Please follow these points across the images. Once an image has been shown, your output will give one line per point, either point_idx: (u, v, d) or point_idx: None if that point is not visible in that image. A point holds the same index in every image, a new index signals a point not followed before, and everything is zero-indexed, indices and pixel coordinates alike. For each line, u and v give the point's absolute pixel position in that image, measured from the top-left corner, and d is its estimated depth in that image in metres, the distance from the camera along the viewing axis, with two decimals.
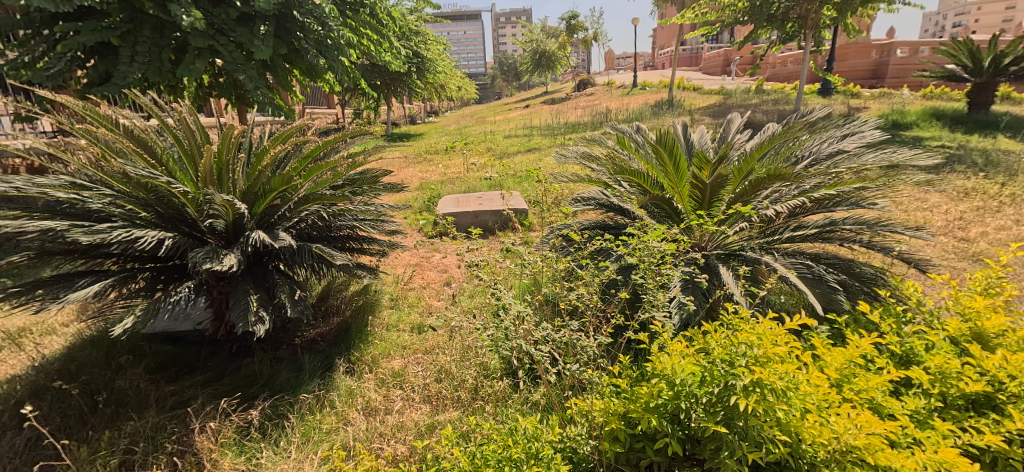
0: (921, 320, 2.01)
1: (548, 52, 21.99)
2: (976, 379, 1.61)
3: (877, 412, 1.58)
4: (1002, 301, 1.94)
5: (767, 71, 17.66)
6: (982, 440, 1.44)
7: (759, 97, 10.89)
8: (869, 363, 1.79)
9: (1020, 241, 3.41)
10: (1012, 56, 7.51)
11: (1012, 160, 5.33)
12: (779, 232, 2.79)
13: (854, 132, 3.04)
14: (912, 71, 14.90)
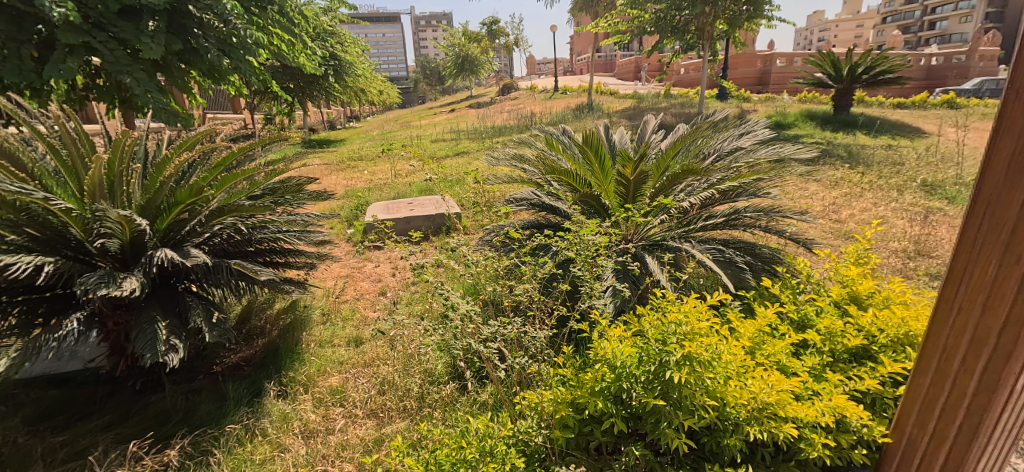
0: (809, 289, 2.23)
1: (470, 56, 22.04)
2: (855, 335, 1.82)
3: (783, 372, 1.72)
4: (870, 268, 2.20)
5: (673, 77, 18.86)
6: (863, 384, 1.63)
7: (668, 100, 11.61)
8: (774, 331, 1.94)
9: (880, 220, 3.89)
10: (864, 66, 8.59)
11: (870, 153, 6.09)
12: (694, 221, 2.97)
13: (749, 131, 3.32)
14: (790, 79, 16.59)
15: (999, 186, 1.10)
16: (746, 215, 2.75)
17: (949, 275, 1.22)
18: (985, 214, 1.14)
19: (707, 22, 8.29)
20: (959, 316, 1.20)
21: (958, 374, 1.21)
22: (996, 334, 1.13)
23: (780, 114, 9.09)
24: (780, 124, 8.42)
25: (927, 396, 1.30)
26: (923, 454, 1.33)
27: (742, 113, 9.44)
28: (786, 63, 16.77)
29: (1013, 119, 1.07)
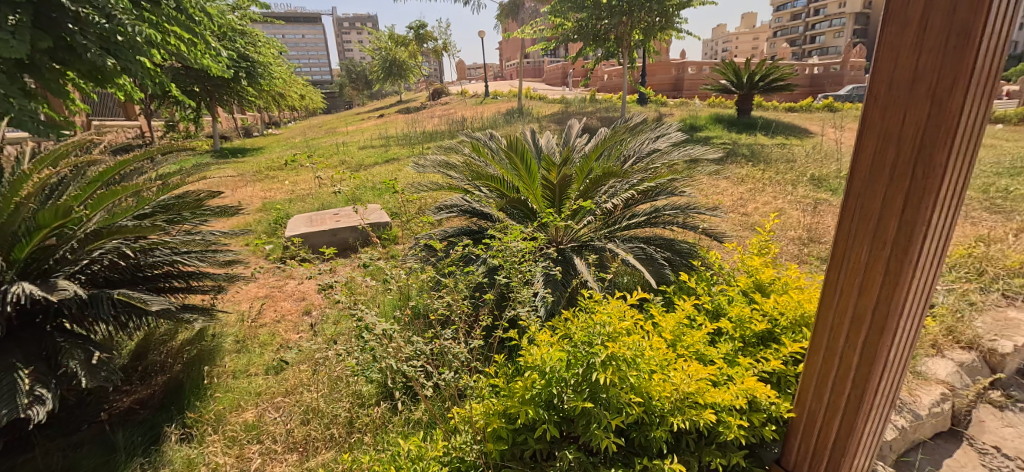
0: (721, 279, 2.39)
1: (399, 60, 21.32)
2: (761, 319, 1.97)
3: (702, 361, 1.83)
4: (771, 258, 2.41)
5: (596, 82, 19.61)
6: (770, 365, 1.77)
7: (593, 105, 12.05)
8: (693, 322, 2.06)
9: (779, 213, 4.26)
10: (760, 74, 9.42)
11: (769, 152, 6.67)
12: (617, 222, 3.09)
13: (663, 134, 3.50)
14: (700, 85, 17.82)
15: (865, 182, 1.24)
16: (664, 214, 2.90)
17: (830, 264, 1.36)
18: (856, 205, 1.27)
19: (626, 33, 8.74)
20: (842, 298, 1.33)
21: (846, 350, 1.35)
22: (873, 312, 1.26)
23: (692, 118, 9.73)
24: (692, 127, 9.01)
25: (821, 372, 1.43)
26: (821, 426, 1.46)
27: (659, 117, 10.01)
28: (697, 71, 18.01)
29: (875, 120, 1.20)
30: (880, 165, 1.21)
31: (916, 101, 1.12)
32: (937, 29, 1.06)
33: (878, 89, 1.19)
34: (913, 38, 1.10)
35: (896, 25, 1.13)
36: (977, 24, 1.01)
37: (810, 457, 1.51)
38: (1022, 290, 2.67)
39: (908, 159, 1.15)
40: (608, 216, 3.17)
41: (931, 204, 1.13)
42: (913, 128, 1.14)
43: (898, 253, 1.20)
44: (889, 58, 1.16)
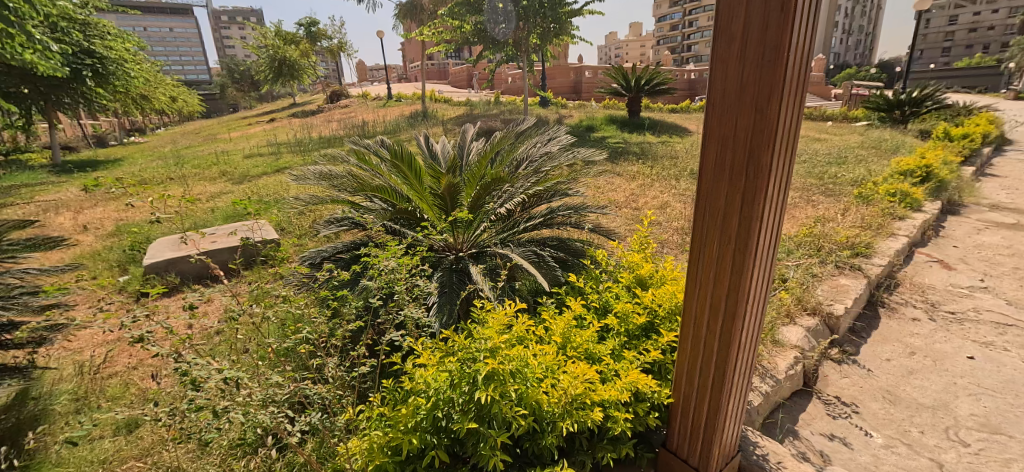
0: (608, 276, 2.56)
1: (288, 59, 19.15)
2: (641, 313, 2.14)
3: (592, 359, 1.95)
4: (651, 252, 2.62)
5: (500, 85, 19.96)
6: (650, 356, 1.93)
7: (496, 108, 12.22)
8: (583, 321, 2.19)
9: (663, 206, 4.64)
10: (646, 78, 10.21)
11: (657, 150, 7.25)
12: (514, 225, 3.14)
13: (553, 138, 3.61)
14: (596, 88, 18.86)
15: (713, 181, 1.50)
16: (559, 214, 3.02)
17: (694, 254, 1.60)
18: (709, 192, 1.52)
19: (524, 37, 9.12)
20: (704, 271, 1.58)
21: (711, 316, 1.59)
22: (728, 281, 1.51)
23: (591, 119, 10.33)
24: (589, 128, 9.50)
25: (693, 340, 1.66)
26: (696, 391, 1.68)
27: (559, 119, 10.44)
28: (593, 74, 19.04)
29: (715, 121, 1.46)
30: (723, 157, 1.46)
31: (744, 105, 1.38)
32: (755, 56, 1.33)
33: (716, 95, 1.44)
34: (738, 52, 1.37)
35: (724, 41, 1.38)
36: (782, 41, 1.28)
37: (688, 427, 1.72)
38: (848, 260, 3.17)
39: (742, 152, 1.41)
40: (504, 219, 3.22)
41: (762, 190, 1.40)
42: (744, 126, 1.40)
43: (741, 241, 1.46)
44: (722, 69, 1.41)
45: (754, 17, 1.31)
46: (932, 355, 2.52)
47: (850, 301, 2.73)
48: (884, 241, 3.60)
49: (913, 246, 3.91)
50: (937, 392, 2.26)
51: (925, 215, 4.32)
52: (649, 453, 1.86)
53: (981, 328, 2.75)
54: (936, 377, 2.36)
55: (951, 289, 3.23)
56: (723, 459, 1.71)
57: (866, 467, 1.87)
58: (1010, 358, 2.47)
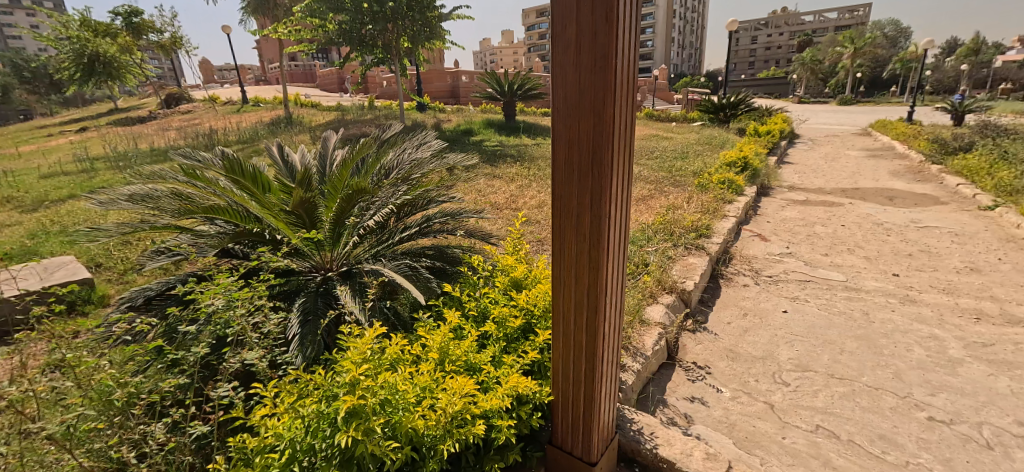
0: (485, 281, 2.64)
1: (109, 57, 16.21)
2: (514, 318, 2.28)
3: (472, 369, 2.02)
4: (524, 254, 2.77)
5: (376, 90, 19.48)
6: (528, 359, 2.08)
7: (371, 113, 11.82)
8: (460, 332, 2.26)
9: (539, 203, 4.88)
10: (518, 84, 10.60)
11: (531, 151, 7.61)
12: (390, 235, 3.06)
13: (423, 142, 3.46)
14: (473, 92, 19.14)
15: (565, 184, 1.69)
16: (434, 222, 3.01)
17: (557, 254, 1.78)
18: (563, 188, 1.70)
19: (393, 40, 9.06)
20: (567, 259, 1.76)
21: (577, 300, 1.77)
22: (587, 267, 1.70)
23: (468, 122, 10.54)
24: (465, 131, 9.64)
25: (564, 324, 1.83)
26: (573, 371, 1.85)
27: (436, 123, 10.44)
28: (470, 79, 19.28)
29: (562, 124, 1.64)
30: (571, 155, 1.65)
31: (584, 109, 1.57)
32: (588, 66, 1.52)
33: (561, 100, 1.62)
34: (574, 60, 1.55)
35: (562, 50, 1.56)
36: (608, 51, 1.47)
37: (569, 412, 1.88)
38: (694, 242, 3.63)
39: (586, 150, 1.60)
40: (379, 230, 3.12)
41: (605, 184, 1.59)
42: (585, 128, 1.59)
43: (596, 240, 1.66)
44: (563, 76, 1.59)
45: (584, 29, 1.49)
46: (759, 314, 3.02)
47: (698, 277, 3.14)
48: (719, 222, 4.22)
49: (741, 225, 4.63)
50: (766, 345, 2.70)
51: (747, 198, 5.15)
52: (537, 452, 2.01)
53: (791, 287, 3.36)
54: (764, 333, 2.83)
55: (769, 257, 3.89)
56: (603, 433, 1.89)
57: (719, 419, 2.17)
58: (812, 308, 3.06)
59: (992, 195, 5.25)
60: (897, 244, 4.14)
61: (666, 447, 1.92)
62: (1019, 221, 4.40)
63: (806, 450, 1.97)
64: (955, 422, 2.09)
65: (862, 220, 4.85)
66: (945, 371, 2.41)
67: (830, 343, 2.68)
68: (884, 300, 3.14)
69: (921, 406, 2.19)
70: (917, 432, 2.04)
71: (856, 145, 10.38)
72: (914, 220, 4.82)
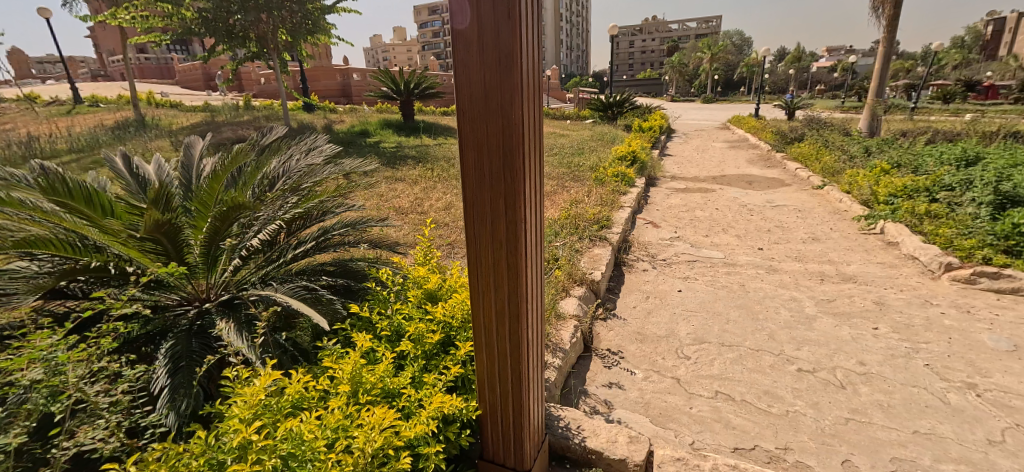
0: (398, 295, 2.54)
1: None
2: (432, 332, 2.22)
3: (391, 396, 1.93)
4: (437, 264, 2.73)
5: (253, 87, 18.49)
6: (452, 374, 2.05)
7: (247, 113, 10.83)
8: (374, 354, 2.15)
9: (453, 201, 4.95)
10: (414, 82, 10.57)
11: (431, 152, 7.61)
12: (281, 253, 2.75)
13: (314, 147, 3.15)
14: (365, 92, 18.88)
15: (475, 188, 1.65)
16: (334, 234, 2.78)
17: (472, 263, 1.74)
18: (474, 194, 1.66)
19: (268, 31, 8.32)
20: (483, 267, 1.72)
21: (498, 308, 1.74)
22: (506, 273, 1.68)
23: (362, 123, 10.16)
24: (361, 134, 9.28)
25: (486, 334, 1.80)
26: (498, 379, 1.83)
27: (326, 124, 9.88)
28: (360, 77, 18.85)
29: (469, 126, 1.60)
30: (481, 160, 1.61)
31: (491, 111, 1.54)
32: (492, 66, 1.50)
33: (465, 102, 1.58)
34: (478, 60, 1.51)
35: (464, 49, 1.52)
36: (511, 50, 1.45)
37: (500, 420, 1.87)
38: (598, 233, 3.94)
39: (497, 153, 1.58)
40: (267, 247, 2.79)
41: (518, 189, 1.58)
42: (494, 130, 1.56)
43: (512, 246, 1.64)
44: (466, 76, 1.55)
45: (485, 28, 1.46)
46: (659, 296, 3.38)
47: (604, 267, 3.39)
48: (618, 212, 4.63)
49: (636, 214, 5.14)
50: (667, 324, 3.03)
51: (637, 188, 5.73)
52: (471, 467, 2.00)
53: (683, 268, 3.82)
54: (665, 312, 3.17)
55: (662, 242, 4.39)
56: (532, 435, 1.91)
57: (636, 400, 2.39)
58: (701, 286, 3.51)
59: (821, 177, 6.48)
60: (758, 223, 4.96)
61: (592, 438, 2.02)
62: (840, 197, 5.52)
63: (709, 415, 2.27)
64: (817, 369, 2.55)
65: (730, 204, 5.72)
66: (805, 327, 2.93)
67: (718, 315, 3.10)
68: (755, 271, 3.73)
69: (791, 360, 2.64)
70: (791, 383, 2.45)
71: (717, 139, 12.05)
72: (767, 202, 5.81)
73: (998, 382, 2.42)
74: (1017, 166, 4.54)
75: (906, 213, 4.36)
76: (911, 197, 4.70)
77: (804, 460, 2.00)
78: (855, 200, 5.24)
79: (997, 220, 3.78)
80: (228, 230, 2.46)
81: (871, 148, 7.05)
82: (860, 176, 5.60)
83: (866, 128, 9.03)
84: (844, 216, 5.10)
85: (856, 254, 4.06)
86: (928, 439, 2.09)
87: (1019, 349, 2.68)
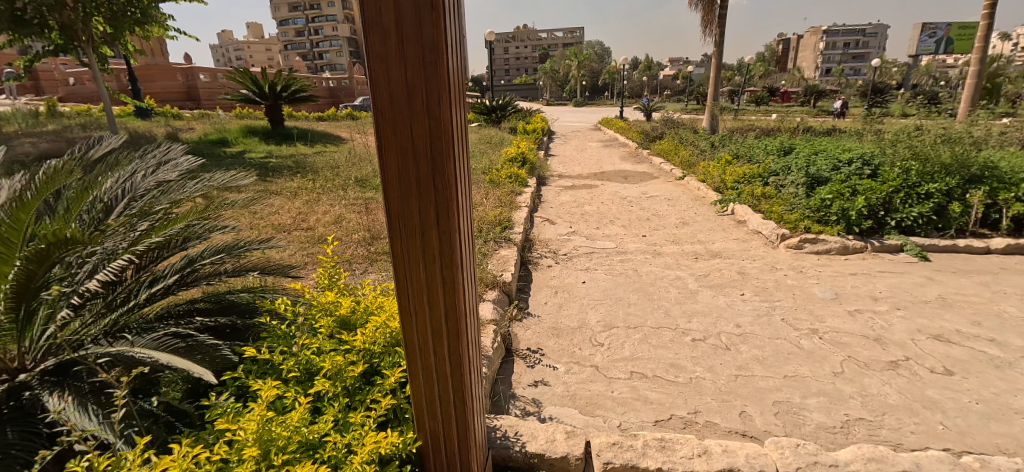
0: (302, 329, 2.30)
1: None
2: (350, 366, 2.04)
3: (311, 447, 1.71)
4: (340, 290, 2.59)
5: (58, 89, 15.60)
6: (381, 408, 1.89)
7: (58, 121, 8.98)
8: (284, 402, 1.90)
9: (358, 205, 4.84)
10: (280, 85, 9.83)
11: (311, 160, 7.10)
12: (130, 295, 2.26)
13: (167, 161, 2.76)
14: (218, 95, 17.76)
15: (400, 200, 1.43)
16: (203, 263, 2.41)
17: (400, 282, 1.54)
18: (399, 208, 1.44)
19: (76, 20, 6.74)
20: (415, 288, 1.54)
21: (434, 328, 1.60)
22: (442, 291, 1.53)
23: (219, 131, 9.01)
24: (219, 143, 8.20)
25: (423, 357, 1.65)
26: (439, 402, 1.72)
27: (171, 133, 8.53)
28: (210, 79, 17.63)
29: (388, 129, 1.35)
30: (406, 169, 1.39)
31: (416, 111, 1.32)
32: (414, 59, 1.27)
33: (383, 100, 1.33)
34: (396, 50, 1.27)
35: (378, 36, 1.26)
36: (438, 43, 1.25)
37: (444, 445, 1.78)
38: (503, 237, 4.18)
39: (425, 160, 1.37)
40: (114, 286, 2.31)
41: (452, 200, 1.41)
42: (420, 134, 1.35)
43: (447, 261, 1.49)
44: (383, 70, 1.29)
45: (405, 13, 1.23)
46: (567, 289, 3.76)
47: (512, 267, 3.63)
48: (515, 213, 5.03)
49: (532, 212, 5.66)
50: (578, 315, 3.40)
51: (529, 188, 6.33)
52: None
53: (583, 260, 4.30)
54: (575, 304, 3.55)
55: (560, 238, 4.88)
56: (478, 451, 1.85)
57: (563, 394, 2.62)
58: (602, 275, 4.01)
59: (681, 170, 7.66)
60: (638, 212, 5.81)
61: (533, 441, 2.08)
62: (698, 186, 6.63)
63: (630, 395, 2.60)
64: (707, 337, 3.11)
65: (613, 197, 6.55)
66: (691, 301, 3.55)
67: (620, 300, 3.59)
68: (643, 256, 4.39)
69: (686, 332, 3.17)
70: (689, 353, 2.95)
71: (591, 140, 13.35)
72: (642, 193, 6.77)
73: (832, 325, 3.20)
74: (818, 152, 5.81)
75: (748, 195, 5.46)
76: (750, 182, 5.84)
77: (711, 419, 2.42)
78: (709, 188, 6.35)
79: (811, 197, 4.87)
80: (46, 275, 1.92)
81: (716, 144, 8.44)
82: (711, 167, 6.74)
83: (709, 126, 10.67)
84: (705, 202, 6.11)
85: (717, 233, 4.96)
86: (795, 381, 2.69)
87: (839, 295, 3.57)
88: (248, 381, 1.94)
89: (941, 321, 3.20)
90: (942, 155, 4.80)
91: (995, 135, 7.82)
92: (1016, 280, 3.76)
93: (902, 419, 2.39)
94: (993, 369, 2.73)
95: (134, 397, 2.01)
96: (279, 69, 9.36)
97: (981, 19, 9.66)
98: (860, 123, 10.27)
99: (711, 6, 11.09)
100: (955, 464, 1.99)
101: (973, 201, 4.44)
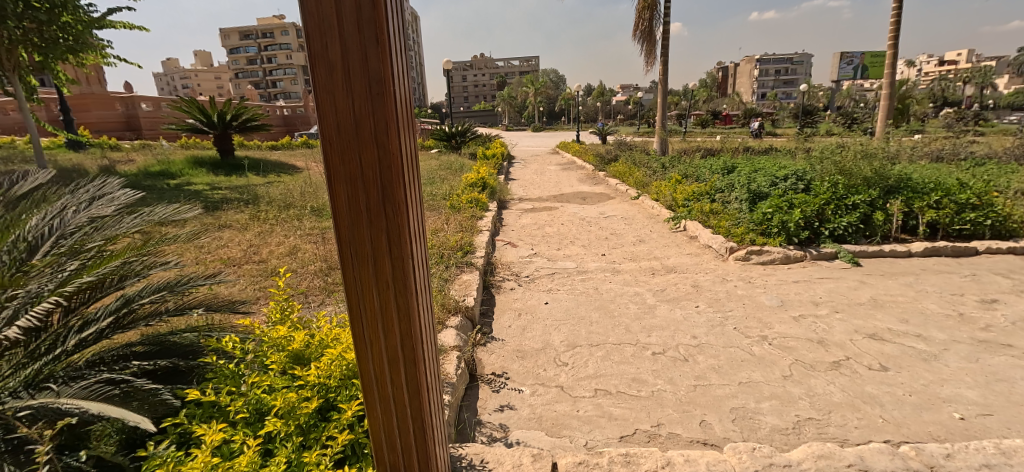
0: (252, 367, 2.19)
1: None
2: (304, 403, 1.96)
3: None
4: (292, 323, 2.48)
5: None
6: (338, 445, 1.82)
7: None
8: (232, 447, 1.79)
9: (316, 236, 4.69)
10: (230, 114, 9.46)
11: (264, 190, 6.83)
12: (56, 342, 2.05)
13: (102, 195, 2.58)
14: (161, 125, 16.75)
15: (349, 230, 1.36)
16: (142, 303, 2.24)
17: (352, 313, 1.47)
18: (349, 238, 1.37)
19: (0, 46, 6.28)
20: (369, 317, 1.47)
21: (390, 359, 1.54)
22: (397, 318, 1.47)
23: (162, 162, 8.50)
24: (162, 176, 7.71)
25: (380, 387, 1.57)
26: (398, 432, 1.65)
27: (107, 165, 7.95)
28: (154, 108, 16.63)
29: (335, 161, 1.30)
30: (356, 198, 1.33)
31: (363, 142, 1.28)
32: (360, 88, 1.24)
33: (330, 132, 1.28)
34: (342, 83, 1.24)
35: (324, 69, 1.22)
36: (383, 76, 1.23)
37: None
38: (466, 264, 4.17)
39: (375, 190, 1.33)
40: (36, 333, 2.09)
41: (405, 228, 1.37)
42: (367, 164, 1.30)
43: (400, 288, 1.44)
44: (328, 102, 1.25)
45: (350, 47, 1.21)
46: (530, 311, 3.79)
47: (474, 292, 3.64)
48: (477, 238, 5.04)
49: (494, 236, 5.70)
50: (542, 336, 3.43)
51: (490, 212, 6.36)
52: None
53: (545, 281, 4.36)
54: (538, 326, 3.57)
55: (522, 260, 4.93)
56: None
57: (529, 417, 2.62)
58: (564, 295, 4.07)
59: (635, 189, 7.98)
60: (597, 232, 5.98)
61: (500, 467, 2.06)
62: (651, 205, 6.91)
63: (595, 413, 2.64)
64: (666, 350, 3.22)
65: (572, 218, 6.71)
66: (650, 316, 3.67)
67: (583, 319, 3.65)
68: (603, 274, 4.51)
69: (646, 346, 3.27)
70: (651, 367, 3.04)
71: (549, 164, 13.65)
72: (600, 213, 6.97)
73: (779, 330, 3.41)
74: (757, 170, 6.25)
75: (697, 212, 5.75)
76: (699, 199, 6.17)
77: (673, 431, 2.49)
78: (662, 206, 6.65)
79: (753, 212, 5.21)
80: None
81: (665, 165, 8.87)
82: (663, 186, 7.07)
83: (658, 148, 11.17)
84: (658, 220, 6.37)
85: (671, 249, 5.19)
86: (749, 386, 2.83)
87: (784, 303, 3.81)
88: (191, 426, 1.82)
89: (874, 321, 3.49)
90: (863, 170, 5.29)
91: (907, 151, 8.69)
92: (934, 279, 4.16)
93: (846, 416, 2.57)
94: (921, 363, 2.99)
95: (58, 453, 1.82)
96: (228, 98, 8.99)
97: (888, 49, 10.78)
98: (793, 141, 11.09)
99: (654, 33, 11.74)
100: (893, 454, 2.16)
101: (893, 210, 4.91)
